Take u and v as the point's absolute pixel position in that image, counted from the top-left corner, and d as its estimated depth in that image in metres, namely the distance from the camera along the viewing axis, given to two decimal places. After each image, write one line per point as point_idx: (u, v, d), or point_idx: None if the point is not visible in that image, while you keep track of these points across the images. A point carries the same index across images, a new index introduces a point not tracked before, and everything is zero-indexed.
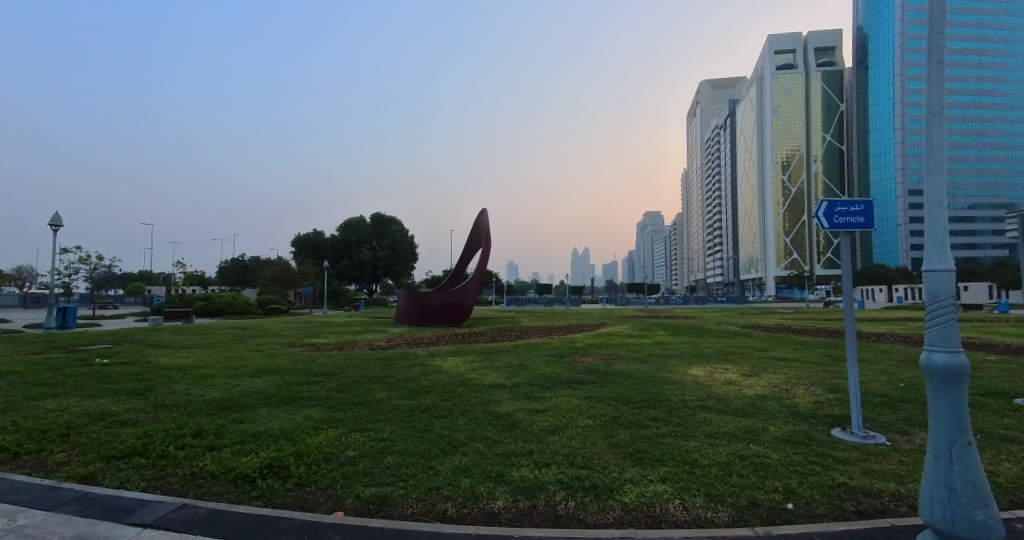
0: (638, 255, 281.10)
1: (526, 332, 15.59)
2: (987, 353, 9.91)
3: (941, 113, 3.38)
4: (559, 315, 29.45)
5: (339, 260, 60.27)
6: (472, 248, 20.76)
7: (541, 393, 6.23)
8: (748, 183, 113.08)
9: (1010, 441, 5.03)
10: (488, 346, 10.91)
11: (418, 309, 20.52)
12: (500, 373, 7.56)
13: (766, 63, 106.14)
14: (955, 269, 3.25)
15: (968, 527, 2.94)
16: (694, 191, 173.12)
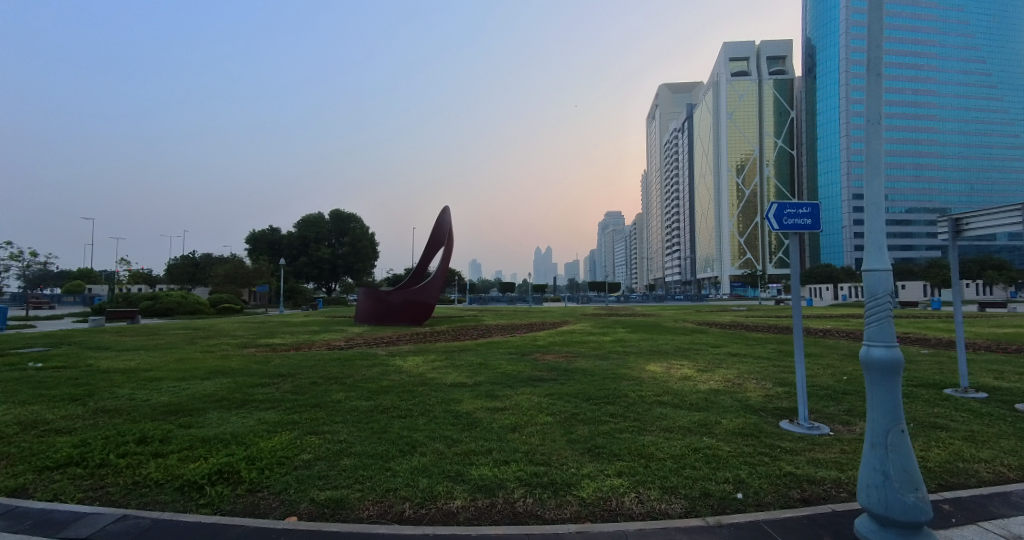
0: (600, 256, 286.60)
1: (489, 330, 15.48)
2: (921, 346, 10.58)
3: (880, 123, 3.61)
4: (521, 313, 29.52)
5: (296, 258, 58.46)
6: (434, 246, 20.51)
7: (502, 391, 6.20)
8: (706, 185, 116.84)
9: (938, 428, 5.40)
10: (450, 345, 10.84)
11: (380, 309, 20.14)
12: (461, 372, 7.51)
13: (721, 70, 110.20)
14: (892, 269, 3.47)
15: (899, 510, 3.13)
16: (653, 193, 177.38)
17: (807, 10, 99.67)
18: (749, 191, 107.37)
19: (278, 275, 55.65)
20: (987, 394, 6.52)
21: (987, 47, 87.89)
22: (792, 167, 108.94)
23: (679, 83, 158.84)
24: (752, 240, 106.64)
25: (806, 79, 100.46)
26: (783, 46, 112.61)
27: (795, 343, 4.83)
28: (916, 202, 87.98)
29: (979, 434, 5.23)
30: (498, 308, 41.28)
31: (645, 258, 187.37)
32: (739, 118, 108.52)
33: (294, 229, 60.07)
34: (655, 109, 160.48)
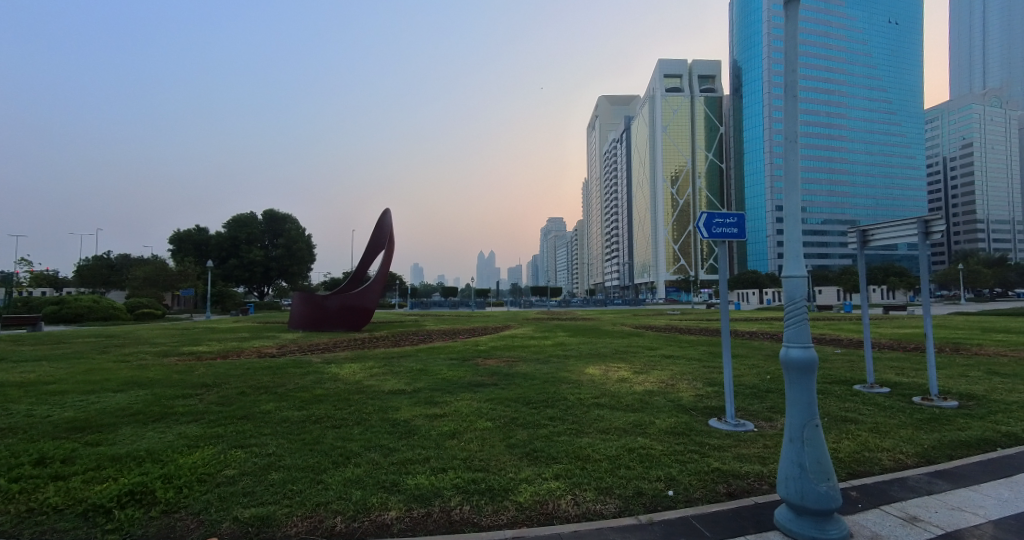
0: (544, 261, 291.10)
1: (430, 336, 15.30)
2: (835, 346, 11.51)
3: (797, 142, 3.92)
4: (463, 318, 29.33)
5: (225, 260, 55.07)
6: (374, 250, 20.03)
7: (442, 397, 6.09)
8: (644, 194, 121.89)
9: (848, 421, 5.86)
10: (389, 351, 10.58)
11: (315, 314, 19.35)
12: (400, 378, 7.33)
13: (656, 85, 115.64)
14: (807, 276, 3.76)
15: (813, 499, 3.36)
16: (594, 201, 182.21)
17: (734, 34, 106.90)
18: (683, 201, 113.18)
19: (204, 278, 52.32)
20: (890, 389, 7.14)
21: (887, 76, 97.59)
22: (722, 179, 115.89)
23: (619, 95, 165.03)
24: (685, 247, 112.29)
25: (734, 98, 107.39)
26: (714, 66, 119.71)
27: (723, 344, 5.05)
28: (830, 214, 95.84)
29: (883, 425, 5.74)
30: (439, 312, 40.86)
31: (588, 263, 192.43)
32: (673, 132, 114.14)
33: (223, 229, 56.69)
34: (596, 119, 165.45)
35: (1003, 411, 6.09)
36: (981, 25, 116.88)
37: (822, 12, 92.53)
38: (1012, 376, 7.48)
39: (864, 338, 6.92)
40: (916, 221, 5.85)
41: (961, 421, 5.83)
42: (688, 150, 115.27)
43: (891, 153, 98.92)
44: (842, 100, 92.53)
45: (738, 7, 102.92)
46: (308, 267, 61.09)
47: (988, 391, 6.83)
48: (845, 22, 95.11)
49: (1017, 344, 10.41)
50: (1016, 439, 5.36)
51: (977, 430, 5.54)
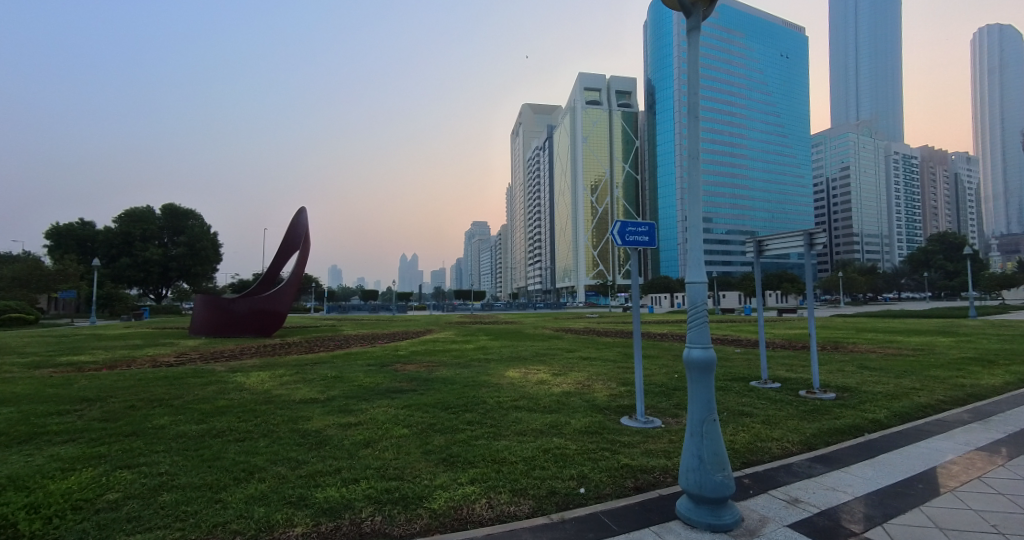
0: (466, 265, 291.68)
1: (347, 341, 14.72)
2: (735, 346, 12.54)
3: (698, 157, 4.29)
4: (383, 322, 28.44)
5: (115, 258, 49.44)
6: (288, 250, 18.97)
7: (357, 405, 5.89)
8: (565, 202, 125.58)
9: (743, 415, 6.42)
10: (303, 357, 10.04)
11: (222, 320, 17.96)
12: (313, 386, 6.99)
13: (577, 97, 119.84)
14: (706, 281, 4.11)
15: (710, 487, 3.65)
16: (517, 206, 184.54)
17: (648, 54, 113.65)
18: (601, 209, 118.27)
19: (88, 279, 46.53)
20: (779, 384, 7.90)
21: (779, 103, 108.03)
22: (637, 190, 122.91)
23: (543, 104, 169.37)
24: (603, 253, 116.99)
25: (648, 114, 113.74)
26: (630, 83, 126.70)
27: (634, 346, 5.27)
28: (732, 225, 103.93)
29: (774, 417, 6.34)
30: (358, 317, 39.39)
31: (510, 267, 194.95)
32: (593, 143, 118.80)
33: (113, 224, 50.99)
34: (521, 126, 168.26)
35: (869, 400, 6.95)
36: (855, 64, 134.05)
37: (724, 41, 100.76)
38: (877, 369, 8.60)
39: (760, 340, 7.56)
40: (802, 233, 6.45)
41: (836, 410, 6.59)
42: (607, 160, 120.58)
43: (782, 172, 109.19)
44: (741, 122, 100.73)
45: (651, 29, 109.40)
46: (214, 268, 56.47)
47: (858, 384, 7.78)
48: (744, 51, 104.29)
49: (882, 342, 11.97)
50: (878, 423, 6.17)
51: (850, 418, 6.28)
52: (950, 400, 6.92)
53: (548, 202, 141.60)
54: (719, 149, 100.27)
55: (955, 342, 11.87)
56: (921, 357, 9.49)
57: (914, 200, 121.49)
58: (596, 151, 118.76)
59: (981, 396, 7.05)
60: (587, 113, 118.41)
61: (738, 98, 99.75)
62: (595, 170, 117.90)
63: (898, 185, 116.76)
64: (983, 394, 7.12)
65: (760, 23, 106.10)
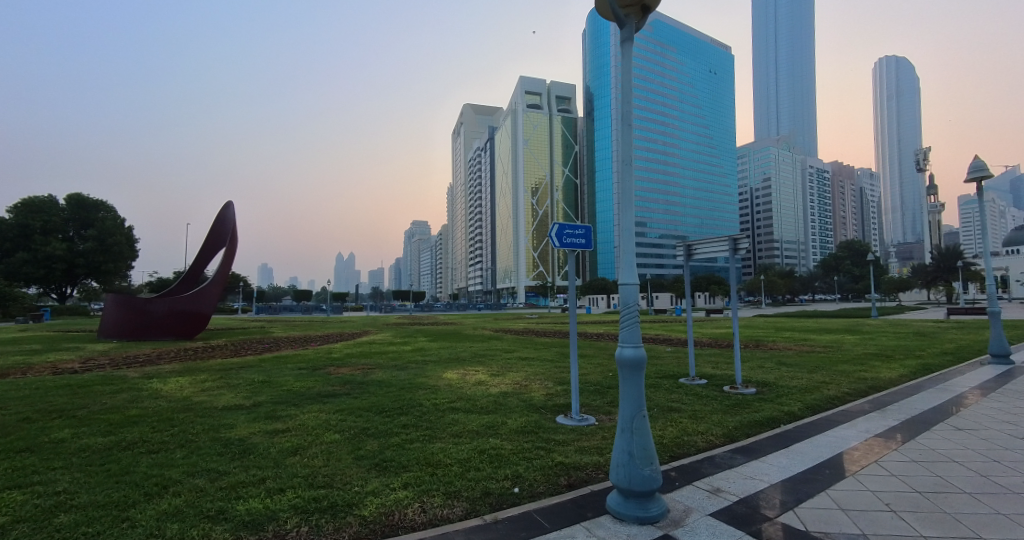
0: (406, 264, 285.69)
1: (277, 344, 14.09)
2: (666, 345, 13.18)
3: (629, 164, 4.50)
4: (318, 324, 27.46)
5: (9, 253, 44.35)
6: (213, 248, 17.96)
7: (285, 411, 5.64)
8: (506, 203, 125.63)
9: (673, 411, 6.74)
10: (227, 362, 9.47)
11: (133, 321, 16.66)
12: (238, 391, 6.63)
13: (517, 100, 120.33)
14: (637, 284, 4.28)
15: (638, 481, 3.82)
16: (458, 206, 182.54)
17: (587, 62, 116.84)
18: (542, 211, 119.38)
19: None
20: (706, 380, 8.37)
21: (708, 116, 114.21)
22: (576, 194, 125.70)
23: (484, 105, 169.18)
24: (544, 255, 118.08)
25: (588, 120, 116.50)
26: (570, 89, 129.31)
27: (571, 347, 5.35)
28: (665, 230, 108.25)
29: (700, 412, 6.72)
30: (291, 318, 37.67)
31: (450, 267, 192.97)
32: (533, 146, 119.68)
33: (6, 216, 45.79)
34: (462, 126, 166.86)
35: (784, 394, 7.52)
36: (777, 81, 145.20)
37: (656, 54, 105.62)
38: (792, 365, 9.32)
39: (689, 339, 7.94)
40: (727, 239, 6.83)
41: (756, 403, 7.09)
42: (547, 164, 122.19)
43: (710, 180, 115.25)
44: (673, 131, 105.39)
45: (590, 38, 112.73)
46: (126, 265, 52.06)
47: (776, 379, 8.39)
48: (676, 65, 109.44)
49: (796, 340, 13.00)
50: (793, 415, 6.68)
51: (767, 411, 6.77)
52: (855, 391, 7.63)
53: (490, 203, 141.35)
54: (652, 156, 104.38)
55: (858, 339, 13.16)
56: (829, 353, 10.42)
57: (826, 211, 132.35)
58: (536, 154, 119.67)
59: (879, 388, 7.83)
60: (528, 116, 119.44)
61: (669, 109, 104.61)
62: (535, 174, 119.01)
63: (813, 197, 127.51)
64: (881, 386, 7.92)
65: (690, 40, 111.82)
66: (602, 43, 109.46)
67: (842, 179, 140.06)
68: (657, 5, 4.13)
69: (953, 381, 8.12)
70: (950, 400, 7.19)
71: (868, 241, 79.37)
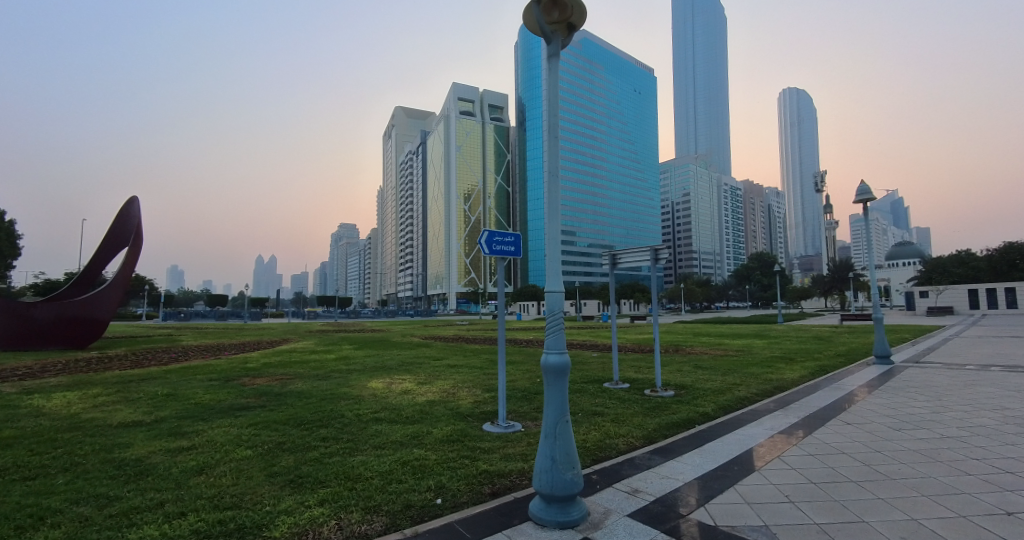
0: (332, 267, 273.87)
1: (187, 353, 13.13)
2: (593, 351, 13.67)
3: (556, 175, 4.61)
4: (232, 332, 25.78)
5: None
6: (113, 248, 16.40)
7: (191, 427, 5.26)
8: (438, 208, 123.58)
9: (596, 415, 6.99)
10: (125, 373, 8.69)
11: (14, 327, 14.98)
12: (138, 407, 6.10)
13: (449, 106, 119.14)
14: (562, 292, 4.39)
15: (560, 487, 3.91)
16: (389, 209, 177.31)
17: (520, 73, 118.98)
18: (474, 218, 118.31)
19: None
20: (628, 384, 8.75)
21: (633, 132, 119.75)
22: (508, 202, 126.89)
23: (415, 109, 165.97)
24: (475, 262, 116.86)
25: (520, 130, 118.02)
26: (502, 98, 130.33)
27: (498, 354, 5.38)
28: (593, 239, 111.34)
29: (622, 415, 7.01)
30: (201, 325, 34.94)
31: (378, 272, 187.18)
32: (466, 152, 118.75)
33: None
34: (393, 129, 162.55)
35: (700, 396, 8.01)
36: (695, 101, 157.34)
37: (585, 71, 109.46)
38: (708, 368, 9.96)
39: (613, 346, 8.22)
40: (648, 249, 7.13)
41: (674, 406, 7.48)
42: (480, 171, 121.82)
43: (635, 194, 120.57)
44: (599, 146, 109.39)
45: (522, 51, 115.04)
46: (4, 266, 45.97)
47: (693, 381, 8.93)
48: (604, 83, 113.93)
49: (711, 344, 13.97)
50: (707, 416, 7.14)
51: (684, 412, 7.18)
52: (762, 391, 8.30)
53: (423, 207, 138.66)
54: (579, 169, 107.86)
55: (765, 342, 14.35)
56: (741, 357, 11.25)
57: (739, 225, 142.79)
58: (469, 160, 118.80)
59: (784, 388, 8.56)
60: (461, 122, 118.56)
61: (595, 124, 108.86)
62: (467, 180, 118.23)
63: (727, 212, 138.26)
64: (785, 386, 8.66)
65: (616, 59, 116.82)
66: (533, 56, 111.90)
67: (754, 196, 153.05)
68: (581, 24, 4.27)
69: (845, 380, 9.06)
70: (843, 397, 8.00)
71: (774, 253, 86.43)
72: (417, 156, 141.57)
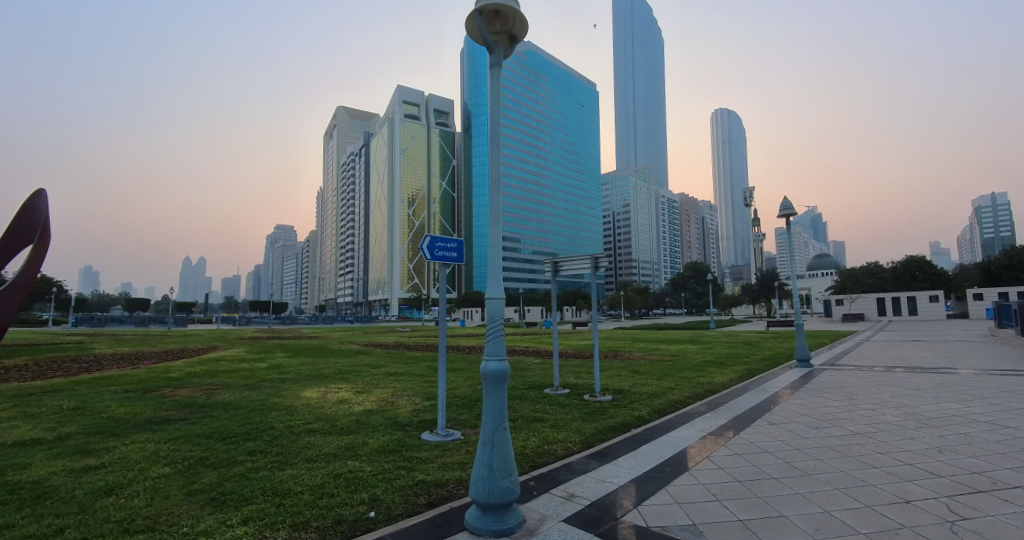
0: (269, 269, 261.11)
1: (99, 362, 12.09)
2: (535, 357, 13.84)
3: (498, 181, 4.63)
4: (151, 338, 24.01)
5: None
6: (17, 245, 14.90)
7: (101, 444, 4.87)
8: (380, 212, 120.55)
9: (536, 421, 7.09)
10: (23, 387, 7.90)
11: None
12: (39, 423, 5.58)
13: (393, 109, 116.72)
14: (503, 300, 4.41)
15: (496, 494, 3.93)
16: (330, 209, 171.27)
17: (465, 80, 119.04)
18: (418, 222, 116.56)
19: None
20: (568, 389, 8.94)
21: (576, 144, 122.45)
22: (453, 207, 126.18)
23: (358, 110, 161.35)
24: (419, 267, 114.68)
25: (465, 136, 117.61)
26: (447, 103, 129.63)
27: (438, 364, 5.34)
28: (536, 247, 112.30)
29: (561, 421, 7.14)
30: (115, 332, 32.18)
31: (317, 276, 180.63)
32: (410, 156, 116.54)
33: None
34: (335, 128, 157.01)
35: (637, 400, 8.32)
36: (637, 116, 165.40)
37: (530, 82, 111.00)
38: (645, 373, 10.35)
39: (555, 352, 8.36)
40: (589, 257, 7.32)
41: (611, 410, 7.72)
42: (424, 176, 120.49)
43: (578, 205, 123.00)
44: (542, 157, 111.13)
45: (468, 58, 115.29)
46: None
47: (630, 386, 9.24)
48: (548, 95, 115.87)
49: (647, 349, 14.55)
50: (643, 419, 7.41)
51: (621, 417, 7.42)
52: (694, 394, 8.72)
53: (364, 210, 134.84)
54: (523, 178, 108.96)
55: (699, 347, 15.10)
56: (675, 361, 11.76)
57: (675, 235, 150.02)
58: (413, 164, 116.67)
59: (714, 390, 9.04)
60: (405, 126, 116.55)
61: (538, 135, 110.51)
62: (412, 185, 116.39)
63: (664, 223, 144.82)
64: (715, 389, 9.15)
65: (559, 72, 119.56)
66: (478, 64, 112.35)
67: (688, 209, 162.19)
68: (524, 36, 4.33)
69: (770, 382, 9.72)
70: (767, 398, 8.56)
71: (706, 263, 93.85)
72: (360, 158, 137.50)
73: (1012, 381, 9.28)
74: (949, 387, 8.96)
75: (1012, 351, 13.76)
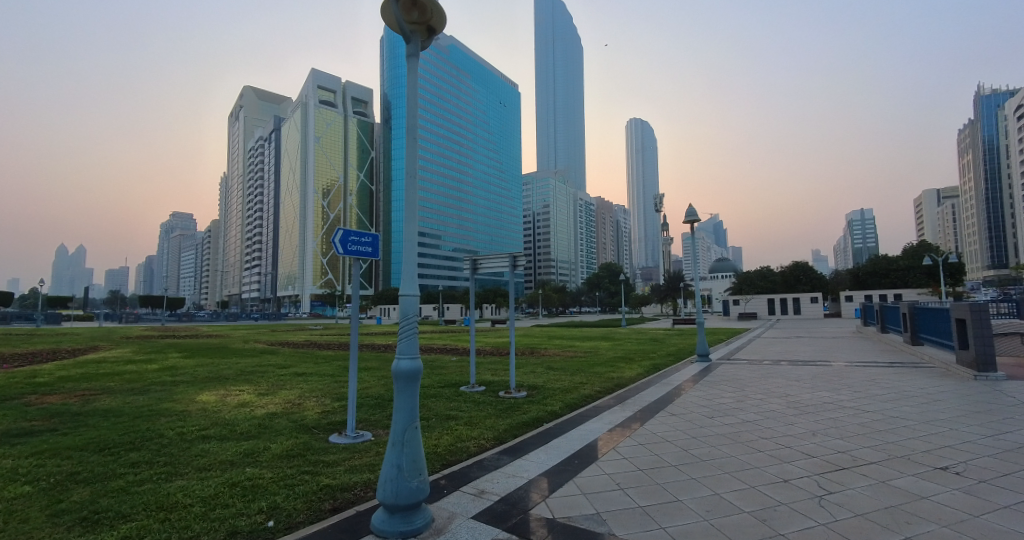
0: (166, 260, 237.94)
1: None
2: (453, 355, 13.91)
3: (414, 176, 4.55)
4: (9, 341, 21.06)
5: None
6: None
7: None
8: (292, 202, 113.19)
9: (452, 418, 7.16)
10: None
11: None
12: None
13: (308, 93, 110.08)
14: (418, 296, 4.34)
15: (405, 495, 3.92)
16: (234, 196, 158.25)
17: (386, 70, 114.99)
18: (333, 215, 110.65)
19: None
20: (484, 387, 9.10)
21: (498, 144, 122.55)
22: (371, 201, 121.41)
23: (268, 92, 150.41)
24: (334, 262, 109.02)
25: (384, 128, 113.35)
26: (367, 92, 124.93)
27: (348, 364, 5.22)
28: (456, 244, 110.79)
29: (476, 418, 7.26)
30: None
31: (221, 268, 167.13)
32: (325, 144, 110.36)
33: None
34: (241, 109, 144.95)
35: (550, 396, 8.64)
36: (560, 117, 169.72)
37: (452, 78, 109.19)
38: (560, 369, 10.74)
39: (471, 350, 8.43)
40: (507, 256, 7.43)
41: (525, 406, 7.97)
42: (341, 165, 114.82)
43: (498, 204, 123.48)
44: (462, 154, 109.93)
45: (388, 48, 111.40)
46: None
47: (545, 382, 9.57)
48: (471, 92, 114.74)
49: (562, 345, 15.12)
50: (555, 414, 7.72)
51: (534, 412, 7.69)
52: (605, 389, 9.21)
53: (273, 199, 125.94)
54: (442, 174, 107.16)
55: (610, 343, 15.93)
56: (588, 357, 12.32)
57: (591, 237, 156.32)
58: (328, 154, 110.75)
59: (622, 385, 9.60)
60: (320, 113, 110.05)
61: (458, 132, 109.10)
62: (327, 175, 110.27)
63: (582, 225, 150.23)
64: (624, 383, 9.70)
65: (483, 71, 118.89)
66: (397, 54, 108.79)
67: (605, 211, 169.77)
68: (442, 27, 4.27)
69: (672, 375, 10.54)
70: (671, 391, 9.26)
71: (620, 264, 99.25)
72: (270, 143, 128.22)
73: (872, 371, 10.73)
74: (824, 377, 10.20)
75: (870, 345, 15.94)
